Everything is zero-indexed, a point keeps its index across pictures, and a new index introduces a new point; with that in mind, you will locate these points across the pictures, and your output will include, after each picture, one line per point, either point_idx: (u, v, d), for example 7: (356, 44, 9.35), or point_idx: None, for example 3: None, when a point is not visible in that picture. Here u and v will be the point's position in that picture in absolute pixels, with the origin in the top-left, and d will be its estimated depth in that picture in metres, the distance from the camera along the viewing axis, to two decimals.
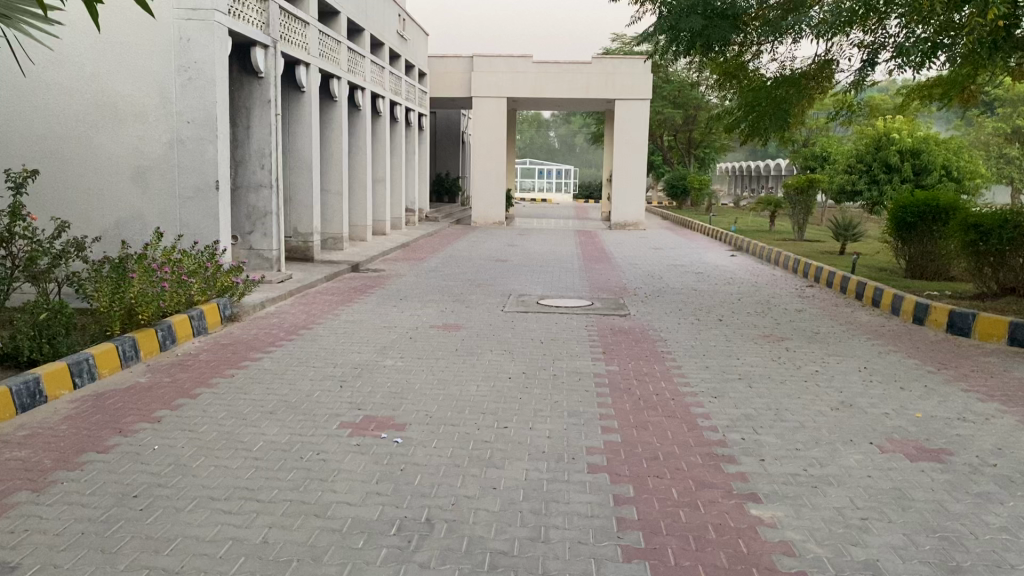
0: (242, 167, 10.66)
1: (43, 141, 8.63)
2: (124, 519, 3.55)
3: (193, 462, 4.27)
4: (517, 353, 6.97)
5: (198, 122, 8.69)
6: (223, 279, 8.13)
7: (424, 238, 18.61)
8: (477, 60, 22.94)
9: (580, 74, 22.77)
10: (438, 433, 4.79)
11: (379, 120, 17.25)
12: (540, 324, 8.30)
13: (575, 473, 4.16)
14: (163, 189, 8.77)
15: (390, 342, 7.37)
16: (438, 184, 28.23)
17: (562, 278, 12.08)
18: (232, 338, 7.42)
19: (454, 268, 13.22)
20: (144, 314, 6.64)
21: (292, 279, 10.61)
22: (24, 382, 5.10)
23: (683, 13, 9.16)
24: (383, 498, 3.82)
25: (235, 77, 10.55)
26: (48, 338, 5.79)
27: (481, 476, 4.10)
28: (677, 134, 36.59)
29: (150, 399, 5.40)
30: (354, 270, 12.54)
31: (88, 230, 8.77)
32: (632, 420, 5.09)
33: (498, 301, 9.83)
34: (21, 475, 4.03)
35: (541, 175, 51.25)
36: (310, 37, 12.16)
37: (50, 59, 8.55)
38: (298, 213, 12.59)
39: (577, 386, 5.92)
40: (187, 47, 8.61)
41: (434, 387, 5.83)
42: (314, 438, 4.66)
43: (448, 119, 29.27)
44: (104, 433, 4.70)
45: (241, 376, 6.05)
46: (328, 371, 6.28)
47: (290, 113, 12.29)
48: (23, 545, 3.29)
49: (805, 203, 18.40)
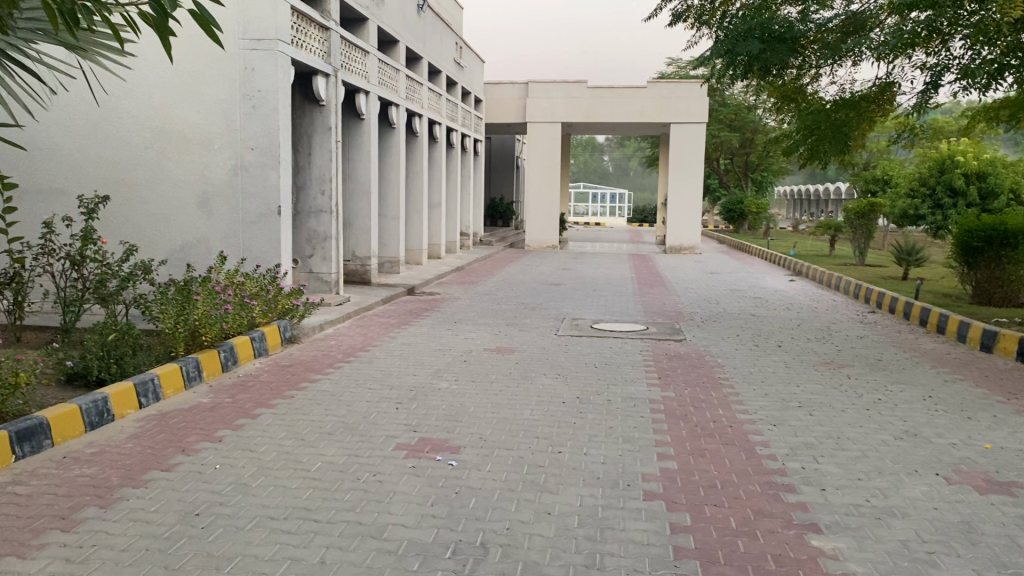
0: (304, 193, 10.90)
1: (113, 167, 8.93)
2: (186, 536, 3.63)
3: (253, 481, 4.34)
4: (572, 378, 6.94)
5: (262, 149, 8.93)
6: (284, 301, 8.31)
7: (479, 261, 18.74)
8: (532, 86, 23.13)
9: (635, 99, 22.76)
10: (493, 456, 4.80)
11: (435, 146, 17.46)
12: (594, 349, 8.27)
13: (630, 500, 4.12)
14: (226, 213, 9.00)
15: (445, 365, 7.42)
16: (492, 209, 28.42)
17: (617, 303, 12.02)
18: (293, 360, 7.55)
19: (508, 291, 13.27)
20: (206, 335, 6.82)
21: (350, 302, 10.77)
22: (93, 401, 5.27)
23: (739, 38, 9.16)
24: (438, 521, 3.84)
25: (297, 105, 10.83)
26: (116, 359, 5.99)
27: (537, 501, 4.09)
28: (733, 157, 36.26)
29: (211, 419, 5.53)
30: (410, 293, 12.69)
31: (155, 254, 9.04)
32: (689, 447, 5.03)
33: (552, 325, 9.82)
34: (90, 491, 4.15)
35: (596, 199, 51.22)
36: (370, 66, 12.39)
37: (121, 89, 8.88)
38: (356, 238, 12.81)
39: (633, 412, 5.87)
40: (251, 76, 8.90)
41: (489, 410, 5.84)
42: (370, 460, 4.71)
43: (502, 143, 29.49)
44: (168, 452, 4.82)
45: (301, 398, 6.14)
46: (384, 393, 6.34)
47: (349, 139, 12.55)
48: (91, 560, 3.39)
49: (866, 228, 17.99)
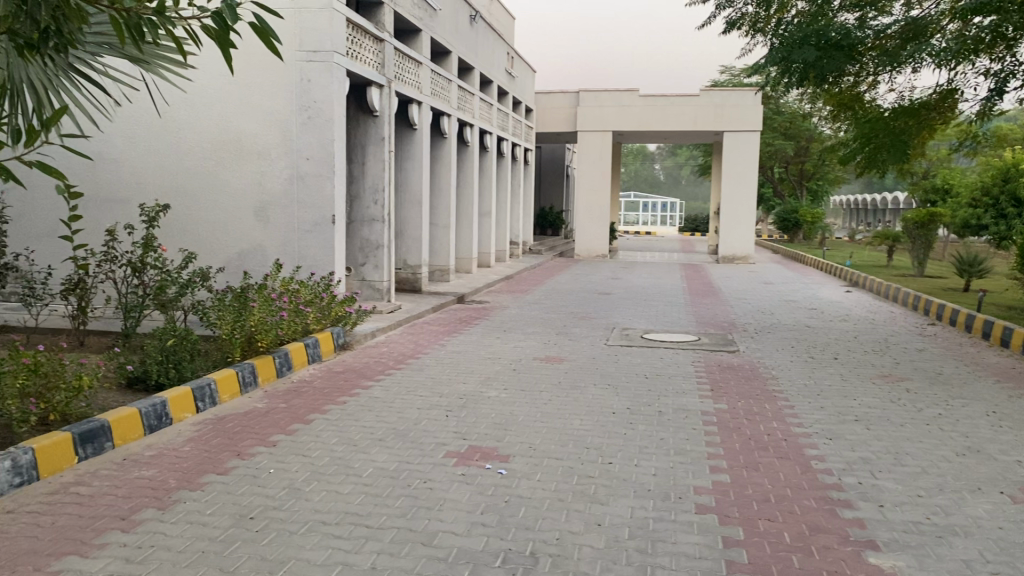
0: (358, 203, 11.04)
1: (173, 177, 9.16)
2: (240, 540, 3.69)
3: (306, 486, 4.40)
4: (623, 389, 6.88)
5: (317, 158, 9.06)
6: (337, 309, 8.42)
7: (528, 270, 18.76)
8: (583, 95, 23.11)
9: (688, 107, 22.60)
10: (543, 466, 4.79)
11: (486, 156, 17.54)
12: (645, 359, 8.21)
13: (681, 513, 4.07)
14: (282, 222, 9.15)
15: (495, 373, 7.43)
16: (542, 218, 28.42)
17: (668, 313, 11.92)
18: (345, 366, 7.64)
19: (558, 300, 13.24)
20: (262, 342, 6.95)
21: (401, 310, 10.87)
22: (152, 404, 5.39)
23: (795, 45, 8.99)
24: (488, 529, 3.84)
25: (352, 115, 10.99)
26: (175, 364, 6.13)
27: (587, 512, 4.07)
28: (788, 166, 35.77)
29: (266, 424, 5.62)
30: (460, 301, 12.75)
31: (213, 261, 9.24)
32: (742, 461, 4.96)
33: (601, 334, 9.77)
34: (149, 493, 4.25)
35: (646, 208, 50.90)
36: (423, 76, 12.50)
37: (182, 100, 9.11)
38: (408, 246, 12.93)
39: (684, 424, 5.80)
40: (307, 87, 9.05)
41: (538, 420, 5.83)
42: (421, 467, 4.74)
43: (553, 152, 29.51)
44: (224, 455, 4.91)
45: (353, 404, 6.21)
46: (434, 400, 6.37)
47: (401, 149, 12.69)
48: (149, 561, 3.46)
49: (926, 238, 17.57)
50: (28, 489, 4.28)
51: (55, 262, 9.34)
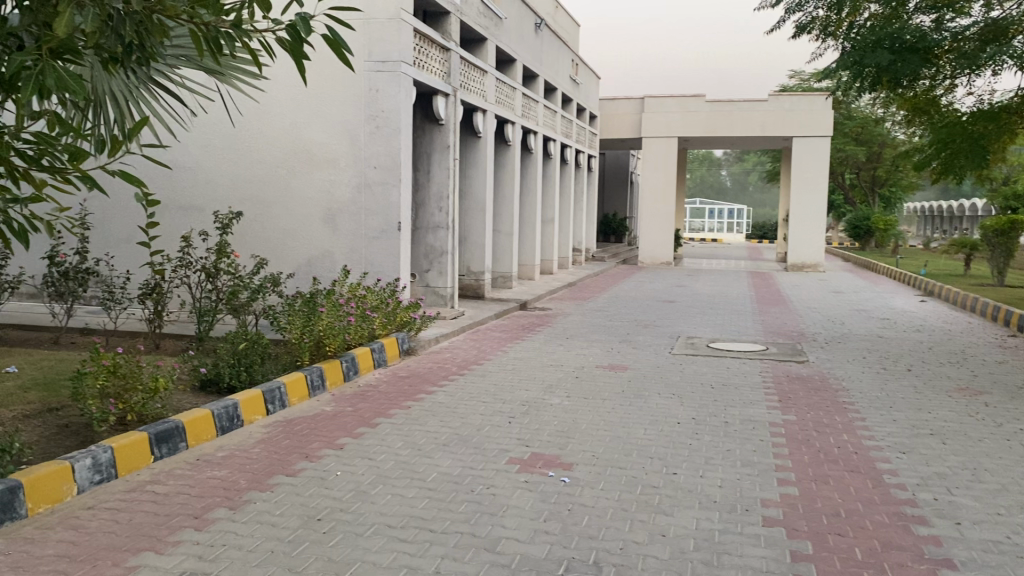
0: (423, 210, 11.17)
1: (246, 185, 9.41)
2: (309, 541, 3.76)
3: (372, 489, 4.46)
4: (687, 399, 6.80)
5: (384, 167, 9.20)
6: (402, 314, 8.53)
7: (592, 278, 18.69)
8: (648, 101, 22.96)
9: (756, 112, 22.27)
10: (606, 475, 4.77)
11: (549, 162, 17.57)
12: (711, 369, 8.11)
13: (749, 526, 4.01)
14: (350, 229, 9.31)
15: (557, 381, 7.42)
16: (605, 225, 28.30)
17: (734, 321, 11.74)
18: (410, 371, 7.73)
19: (621, 308, 13.17)
20: (330, 346, 7.13)
21: (465, 316, 10.93)
22: (224, 406, 5.54)
23: (868, 49, 8.78)
24: (551, 537, 3.84)
25: (418, 124, 11.13)
26: (246, 367, 6.28)
27: (651, 523, 4.03)
28: (859, 172, 34.93)
29: (333, 427, 5.72)
30: (523, 308, 12.77)
31: (284, 267, 9.45)
32: (811, 473, 4.86)
33: (666, 343, 9.68)
34: (221, 493, 4.36)
35: (712, 215, 50.23)
36: (488, 84, 12.59)
37: (255, 111, 9.36)
38: (472, 253, 13.02)
39: (751, 435, 5.70)
40: (376, 96, 9.20)
41: (601, 429, 5.80)
42: (484, 473, 4.77)
43: (617, 159, 29.41)
44: (292, 458, 5.01)
45: (417, 409, 6.27)
46: (497, 407, 6.40)
47: (466, 156, 12.80)
48: (221, 559, 3.55)
49: (1006, 246, 16.93)
50: (107, 486, 4.44)
51: (133, 267, 9.68)
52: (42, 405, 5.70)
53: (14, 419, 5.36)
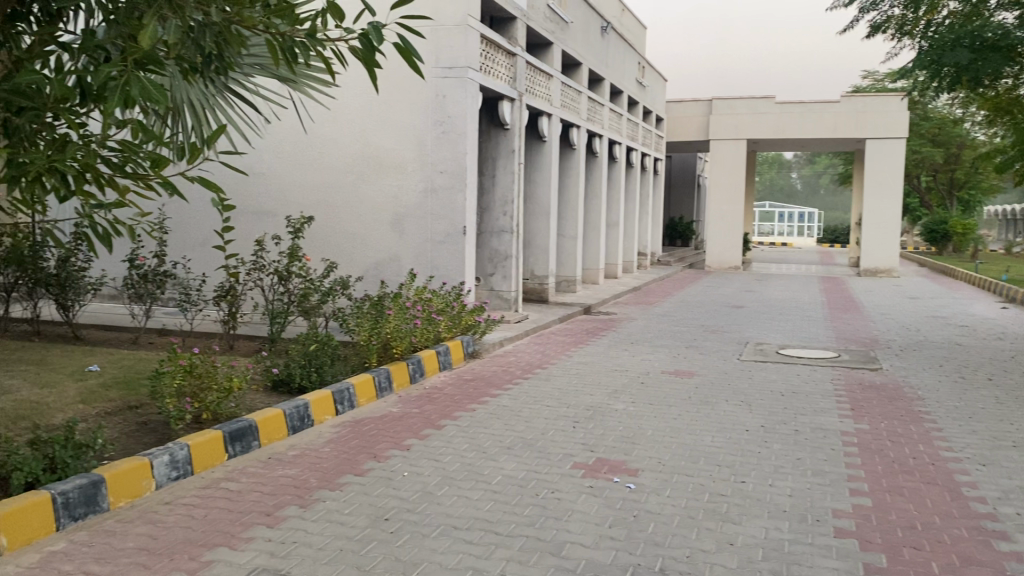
0: (488, 214, 11.24)
1: (317, 190, 9.61)
2: (377, 540, 3.82)
3: (438, 490, 4.51)
4: (756, 406, 6.68)
5: (450, 172, 9.29)
6: (467, 318, 8.60)
7: (657, 282, 18.53)
8: (716, 103, 22.67)
9: (827, 113, 21.82)
10: (672, 482, 4.72)
11: (615, 166, 17.49)
12: (780, 375, 7.96)
13: (820, 537, 3.93)
14: (417, 233, 9.42)
15: (622, 386, 7.38)
16: (671, 229, 28.04)
17: (805, 327, 11.50)
18: (475, 374, 7.78)
19: (688, 313, 13.01)
20: (397, 348, 7.23)
21: (529, 320, 10.95)
22: (296, 406, 5.67)
23: (947, 48, 8.52)
24: (616, 543, 3.82)
25: (483, 129, 11.22)
26: (316, 368, 6.42)
27: (718, 531, 3.99)
28: (937, 174, 33.90)
29: (400, 428, 5.79)
30: (587, 312, 12.74)
31: (352, 270, 9.61)
32: (885, 484, 4.73)
33: (734, 349, 9.54)
34: (292, 491, 4.47)
35: (782, 218, 49.31)
36: (554, 89, 12.62)
37: (326, 117, 9.57)
38: (536, 257, 13.03)
39: (823, 444, 5.57)
40: (443, 102, 9.31)
41: (667, 435, 5.75)
42: (549, 476, 4.77)
43: (683, 162, 29.12)
44: (361, 457, 5.10)
45: (482, 412, 6.31)
46: (562, 411, 6.40)
47: (531, 160, 12.84)
48: (293, 556, 3.64)
49: None
50: (184, 482, 4.58)
51: (208, 270, 9.97)
52: (122, 403, 5.91)
53: (97, 415, 5.58)
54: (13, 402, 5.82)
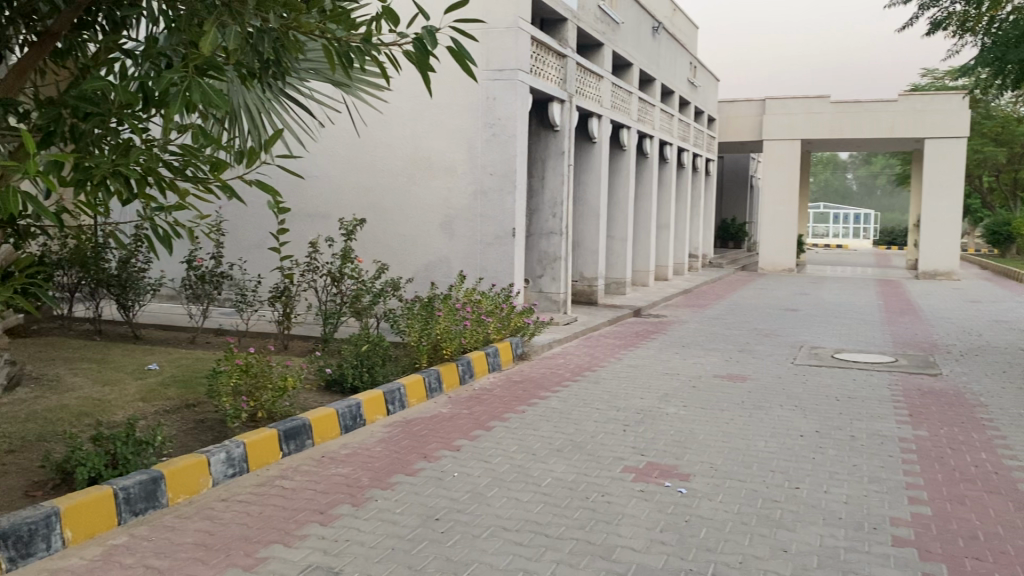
0: (537, 216, 11.25)
1: (369, 193, 9.73)
2: (428, 540, 3.85)
3: (488, 491, 4.53)
4: (811, 411, 6.56)
5: (499, 174, 9.32)
6: (516, 319, 8.61)
7: (709, 285, 18.33)
8: (769, 103, 22.36)
9: (885, 113, 21.38)
10: (725, 487, 4.67)
11: (666, 167, 17.36)
12: (836, 380, 7.82)
13: (877, 545, 3.85)
14: (467, 235, 9.46)
15: (673, 389, 7.32)
16: (723, 231, 27.71)
17: (861, 331, 11.26)
18: (524, 376, 7.79)
19: (740, 316, 12.84)
20: (446, 349, 7.28)
21: (578, 322, 10.93)
22: (348, 406, 5.74)
23: (1012, 44, 8.26)
24: (668, 548, 3.79)
25: (533, 131, 11.23)
26: (368, 368, 6.49)
27: (772, 537, 3.93)
28: (1000, 174, 32.93)
29: (450, 428, 5.83)
30: (637, 314, 12.66)
31: (403, 271, 9.70)
32: (945, 493, 4.61)
33: (788, 353, 9.39)
34: (344, 490, 4.53)
35: (837, 220, 48.40)
36: (604, 90, 12.58)
37: (378, 121, 9.68)
38: (586, 259, 12.99)
39: (880, 450, 5.46)
40: (493, 105, 9.35)
41: (719, 439, 5.69)
42: (599, 479, 4.76)
43: (736, 162, 28.76)
44: (412, 457, 5.14)
45: (532, 414, 6.32)
46: (611, 414, 6.37)
47: (581, 162, 12.81)
48: (345, 554, 3.68)
49: None
50: (240, 479, 4.68)
51: (264, 271, 10.14)
52: (181, 401, 6.06)
53: (156, 413, 5.72)
54: (77, 399, 6.00)
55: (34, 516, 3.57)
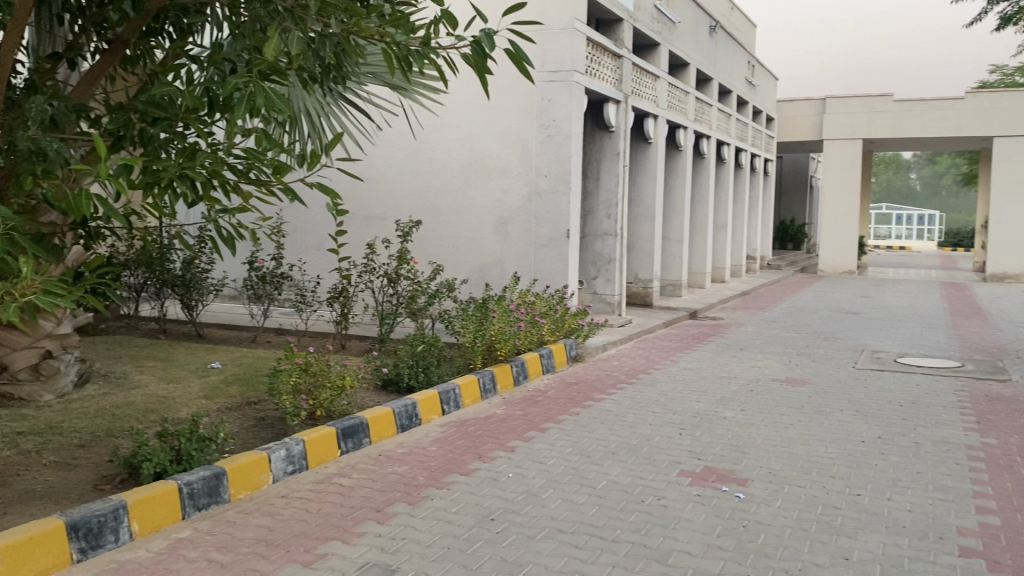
0: (591, 217, 11.22)
1: (425, 195, 9.82)
2: (483, 539, 3.87)
3: (543, 493, 4.53)
4: (872, 417, 6.42)
5: (554, 175, 9.31)
6: (570, 321, 8.59)
7: (766, 287, 18.04)
8: (829, 102, 21.94)
9: (950, 111, 20.85)
10: (783, 493, 4.60)
11: (723, 167, 17.15)
12: (899, 385, 7.63)
13: (943, 555, 3.74)
14: (521, 237, 9.48)
15: (731, 393, 7.23)
16: (781, 232, 27.25)
17: (926, 335, 10.96)
18: (578, 378, 7.77)
19: (799, 319, 12.61)
20: (501, 350, 7.32)
21: (633, 324, 10.86)
22: (404, 405, 5.80)
23: None
24: (725, 553, 3.75)
25: (588, 132, 11.20)
26: (423, 368, 6.54)
27: (832, 545, 3.85)
28: None
29: (505, 430, 5.85)
30: (693, 317, 12.53)
31: (458, 273, 9.76)
32: (1015, 503, 4.46)
33: (849, 356, 9.19)
34: (401, 488, 4.57)
35: (900, 221, 47.22)
36: (660, 90, 12.48)
37: (435, 123, 9.76)
38: (641, 261, 12.90)
39: (946, 458, 5.31)
40: (548, 106, 9.34)
41: (778, 444, 5.59)
42: (655, 483, 4.72)
43: (795, 162, 28.28)
44: (466, 457, 5.17)
45: (587, 416, 6.30)
46: (667, 417, 6.31)
47: (637, 163, 12.73)
48: (402, 552, 3.72)
49: None
50: (299, 477, 4.76)
51: (323, 272, 10.31)
52: (242, 398, 6.19)
53: (219, 410, 5.86)
54: (142, 396, 6.17)
55: (103, 509, 3.69)
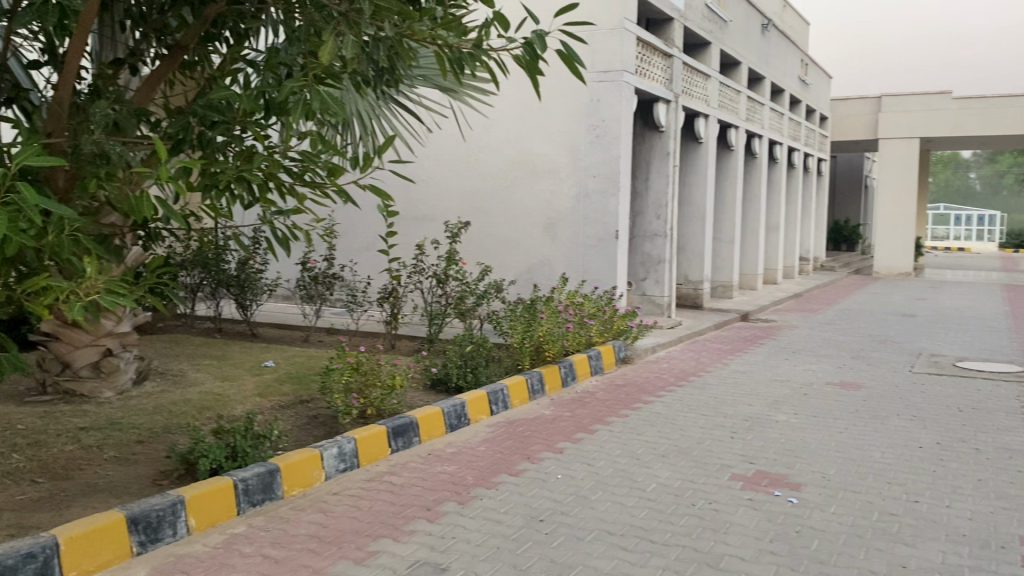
0: (640, 218, 11.16)
1: (474, 196, 9.86)
2: (532, 540, 3.87)
3: (592, 495, 4.52)
4: (930, 422, 6.27)
5: (603, 176, 9.28)
6: (619, 323, 8.55)
7: (819, 289, 17.73)
8: (885, 100, 21.49)
9: (1012, 110, 20.43)
10: (838, 498, 4.52)
11: (775, 168, 16.92)
12: (958, 390, 7.44)
13: (1005, 565, 3.65)
14: (570, 238, 9.46)
15: (783, 396, 7.12)
16: (835, 233, 26.77)
17: (986, 339, 10.67)
18: (627, 380, 7.72)
19: (853, 321, 12.37)
20: (549, 351, 7.32)
21: (682, 326, 10.77)
22: (453, 404, 5.84)
23: None
24: (778, 558, 3.70)
25: (638, 132, 11.13)
26: (472, 368, 6.57)
27: (889, 552, 3.78)
28: None
29: (553, 431, 5.84)
30: (744, 319, 12.37)
31: (507, 273, 9.78)
32: None
33: (906, 360, 8.99)
34: (450, 488, 4.60)
35: (958, 222, 46.03)
36: (711, 89, 12.35)
37: (484, 124, 9.79)
38: (691, 262, 12.78)
39: (1008, 465, 5.17)
40: (597, 107, 9.32)
41: (831, 449, 5.50)
42: (706, 487, 4.68)
43: (849, 162, 27.78)
44: (515, 458, 5.18)
45: (636, 418, 6.26)
46: (718, 421, 6.24)
47: (687, 163, 12.62)
48: (452, 551, 3.75)
49: None
50: (350, 474, 4.82)
51: (374, 273, 10.41)
52: (295, 397, 6.29)
53: (272, 408, 5.96)
54: (199, 393, 6.31)
55: (161, 504, 3.78)
